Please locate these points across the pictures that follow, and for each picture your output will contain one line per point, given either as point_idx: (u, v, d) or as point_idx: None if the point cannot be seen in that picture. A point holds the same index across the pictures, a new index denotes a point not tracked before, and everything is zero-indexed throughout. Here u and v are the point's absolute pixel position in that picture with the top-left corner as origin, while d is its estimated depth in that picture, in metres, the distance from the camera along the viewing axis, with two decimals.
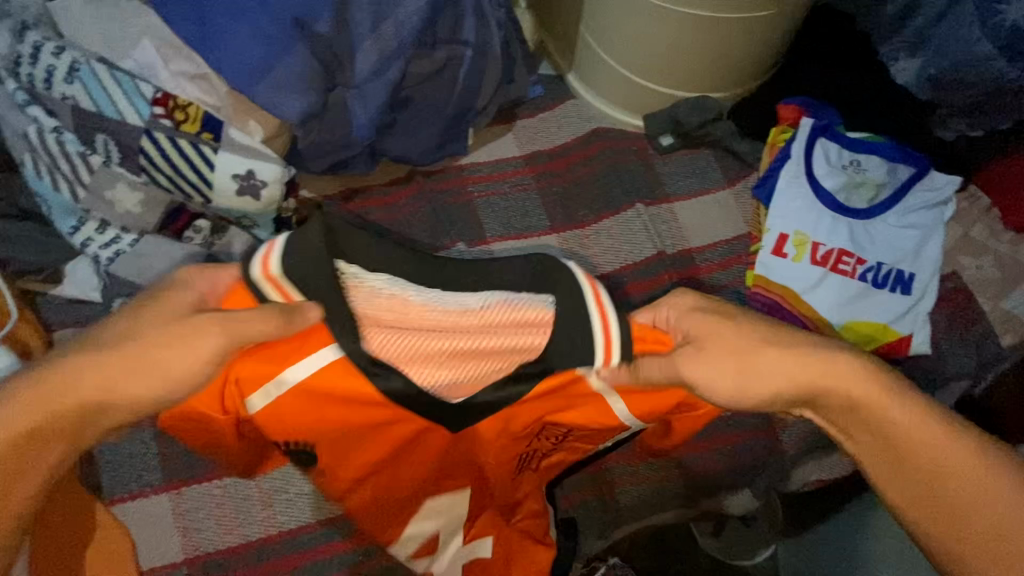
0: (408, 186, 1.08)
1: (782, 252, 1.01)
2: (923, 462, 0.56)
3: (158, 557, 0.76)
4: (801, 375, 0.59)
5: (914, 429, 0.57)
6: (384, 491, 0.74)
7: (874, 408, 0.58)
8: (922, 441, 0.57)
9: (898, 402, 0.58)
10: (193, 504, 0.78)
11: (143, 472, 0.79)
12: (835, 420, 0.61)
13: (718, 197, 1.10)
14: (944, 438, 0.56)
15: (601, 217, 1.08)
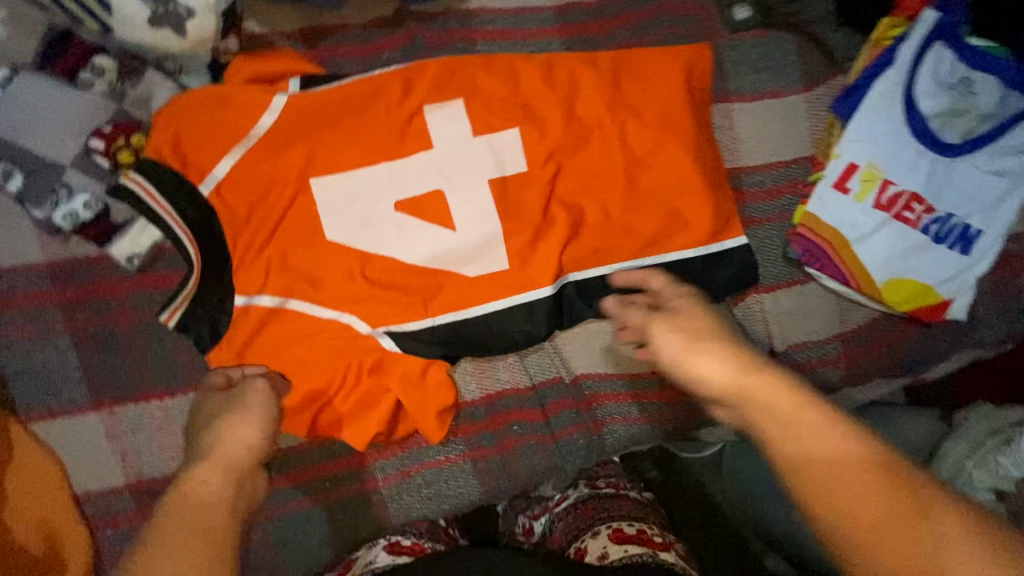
0: (396, 34, 0.80)
1: (844, 186, 0.84)
2: (839, 457, 0.45)
3: (95, 480, 0.65)
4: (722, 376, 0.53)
5: (795, 416, 0.48)
6: (534, 200, 0.77)
7: (757, 378, 0.51)
8: (795, 415, 0.48)
9: (800, 403, 0.49)
10: (128, 425, 0.66)
11: (62, 388, 0.65)
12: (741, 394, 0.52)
13: (788, 103, 0.86)
14: (848, 438, 0.46)
15: (647, 97, 0.79)
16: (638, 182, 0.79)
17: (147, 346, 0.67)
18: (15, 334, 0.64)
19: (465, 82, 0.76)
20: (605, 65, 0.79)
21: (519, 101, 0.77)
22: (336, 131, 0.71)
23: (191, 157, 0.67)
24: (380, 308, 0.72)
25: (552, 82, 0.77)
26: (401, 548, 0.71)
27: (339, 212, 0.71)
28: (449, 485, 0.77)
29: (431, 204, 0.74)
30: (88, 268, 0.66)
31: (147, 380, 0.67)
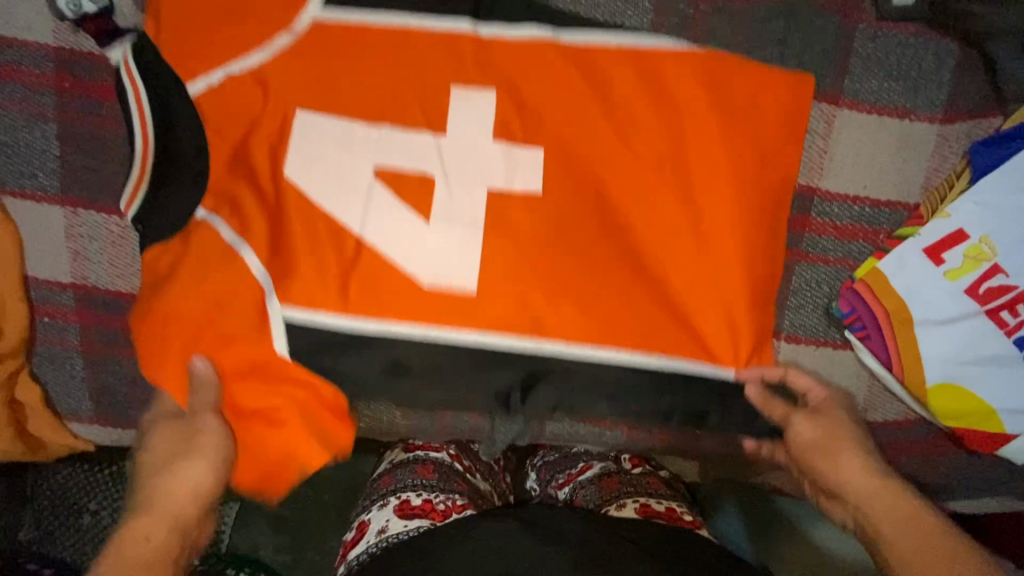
0: None
1: (939, 256, 0.66)
2: (920, 541, 0.52)
3: (44, 269, 0.67)
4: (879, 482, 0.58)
5: (914, 524, 0.54)
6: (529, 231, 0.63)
7: (881, 481, 0.58)
8: (908, 516, 0.54)
9: (916, 507, 0.55)
10: (86, 231, 0.67)
11: (36, 172, 0.65)
12: (855, 498, 0.58)
13: (913, 131, 0.68)
14: (932, 538, 0.52)
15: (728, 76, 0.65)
16: (662, 251, 0.64)
17: (122, 161, 0.66)
18: (7, 108, 0.65)
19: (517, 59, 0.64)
20: (688, 91, 0.64)
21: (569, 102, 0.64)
22: (355, 59, 0.62)
23: (188, 53, 0.62)
24: (304, 272, 0.61)
25: (617, 86, 0.64)
26: (412, 509, 0.76)
27: (314, 159, 0.62)
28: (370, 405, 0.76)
29: (414, 190, 0.63)
30: (89, 63, 0.65)
31: (111, 193, 0.67)
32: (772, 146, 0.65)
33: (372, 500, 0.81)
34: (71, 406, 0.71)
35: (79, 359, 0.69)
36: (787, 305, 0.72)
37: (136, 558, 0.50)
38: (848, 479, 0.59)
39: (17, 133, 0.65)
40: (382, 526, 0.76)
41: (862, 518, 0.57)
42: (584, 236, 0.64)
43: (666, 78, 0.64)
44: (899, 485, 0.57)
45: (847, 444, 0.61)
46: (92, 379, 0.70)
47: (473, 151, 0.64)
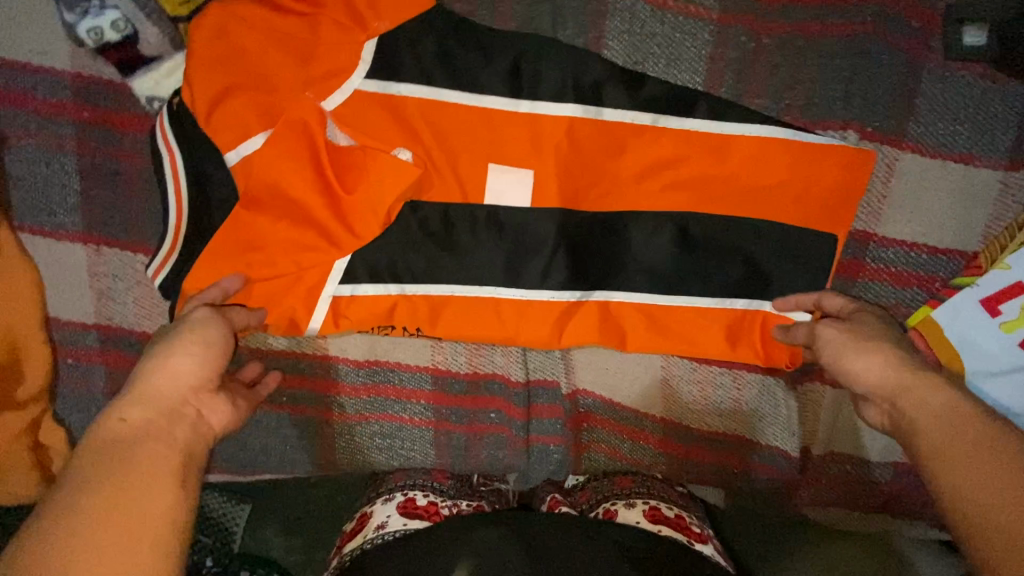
0: None
1: (996, 307, 0.65)
2: (961, 433, 0.45)
3: (68, 310, 0.64)
4: (909, 383, 0.51)
5: (960, 417, 0.46)
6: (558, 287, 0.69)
7: (909, 373, 0.52)
8: (943, 407, 0.48)
9: (946, 393, 0.49)
10: (111, 270, 0.63)
11: (56, 209, 0.62)
12: (895, 392, 0.51)
13: (977, 177, 0.65)
14: (973, 431, 0.45)
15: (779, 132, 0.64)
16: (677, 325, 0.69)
17: (147, 197, 0.63)
18: (26, 140, 0.61)
19: (555, 137, 0.65)
20: (728, 170, 0.65)
21: (603, 183, 0.67)
22: (401, 132, 0.64)
23: (221, 115, 0.60)
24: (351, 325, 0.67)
25: (652, 166, 0.66)
26: (415, 510, 0.70)
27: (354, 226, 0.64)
28: (405, 444, 0.74)
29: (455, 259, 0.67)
30: (111, 94, 0.61)
31: (137, 231, 0.63)
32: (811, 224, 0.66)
33: (378, 492, 0.74)
34: None
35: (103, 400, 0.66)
36: None
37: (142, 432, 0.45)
38: (880, 376, 0.53)
39: (37, 166, 0.62)
40: (381, 522, 0.69)
41: (905, 403, 0.50)
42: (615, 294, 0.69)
43: (707, 157, 0.65)
44: (927, 376, 0.51)
45: (888, 347, 0.55)
46: None
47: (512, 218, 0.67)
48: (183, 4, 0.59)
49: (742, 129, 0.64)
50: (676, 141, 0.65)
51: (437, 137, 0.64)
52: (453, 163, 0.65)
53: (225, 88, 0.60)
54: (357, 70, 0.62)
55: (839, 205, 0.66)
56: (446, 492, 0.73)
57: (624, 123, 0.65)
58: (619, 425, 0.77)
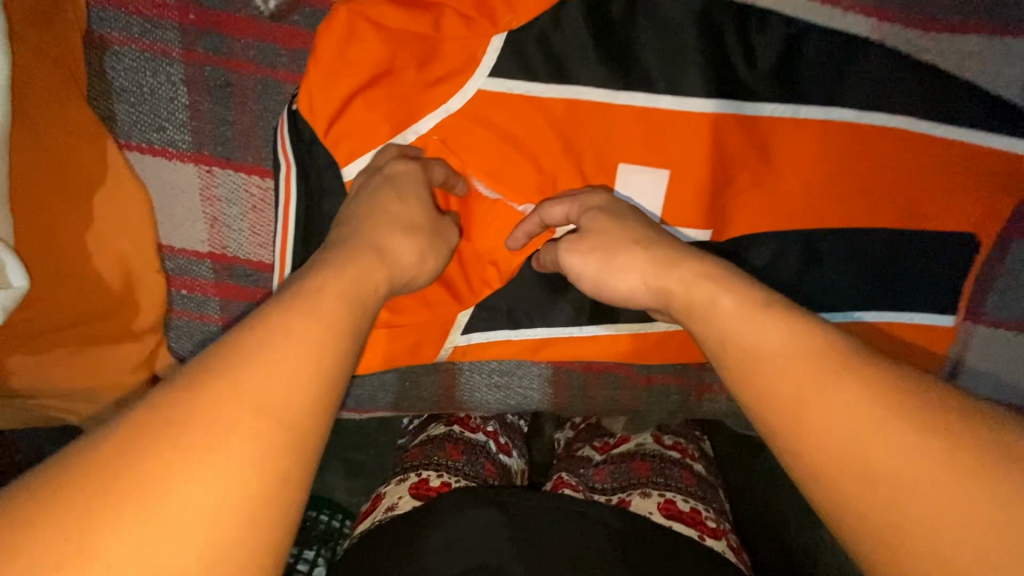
0: None
1: None
2: (787, 371, 0.37)
3: (181, 237, 0.60)
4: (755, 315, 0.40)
5: (778, 359, 0.38)
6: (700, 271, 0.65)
7: (711, 286, 0.43)
8: (774, 351, 0.38)
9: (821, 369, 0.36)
10: (224, 193, 0.58)
11: (166, 125, 0.57)
12: (698, 311, 0.43)
13: None
14: (879, 415, 0.34)
15: (936, 130, 0.59)
16: None
17: (261, 112, 0.57)
18: (130, 45, 0.55)
19: (693, 137, 0.59)
20: (883, 157, 0.60)
21: (737, 188, 0.62)
22: (530, 135, 0.59)
23: (338, 124, 0.55)
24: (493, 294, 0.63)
25: (816, 85, 0.58)
26: (428, 492, 0.66)
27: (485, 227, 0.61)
28: (522, 382, 0.71)
29: None
30: None
31: (250, 149, 0.58)
32: (955, 222, 0.62)
33: (395, 471, 0.72)
34: None
35: (218, 331, 0.63)
36: (994, 286, 0.65)
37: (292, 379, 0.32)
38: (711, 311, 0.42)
39: (141, 77, 0.56)
40: (392, 504, 0.66)
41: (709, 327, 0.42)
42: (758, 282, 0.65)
43: (874, 90, 0.58)
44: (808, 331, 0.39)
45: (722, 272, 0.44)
46: None
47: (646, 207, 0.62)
48: None
49: (900, 125, 0.59)
50: (849, 47, 0.57)
51: (562, 138, 0.60)
52: (580, 163, 0.61)
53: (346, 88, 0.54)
54: (481, 66, 0.57)
55: (988, 208, 0.61)
56: (462, 470, 0.69)
57: (772, 119, 0.59)
58: None
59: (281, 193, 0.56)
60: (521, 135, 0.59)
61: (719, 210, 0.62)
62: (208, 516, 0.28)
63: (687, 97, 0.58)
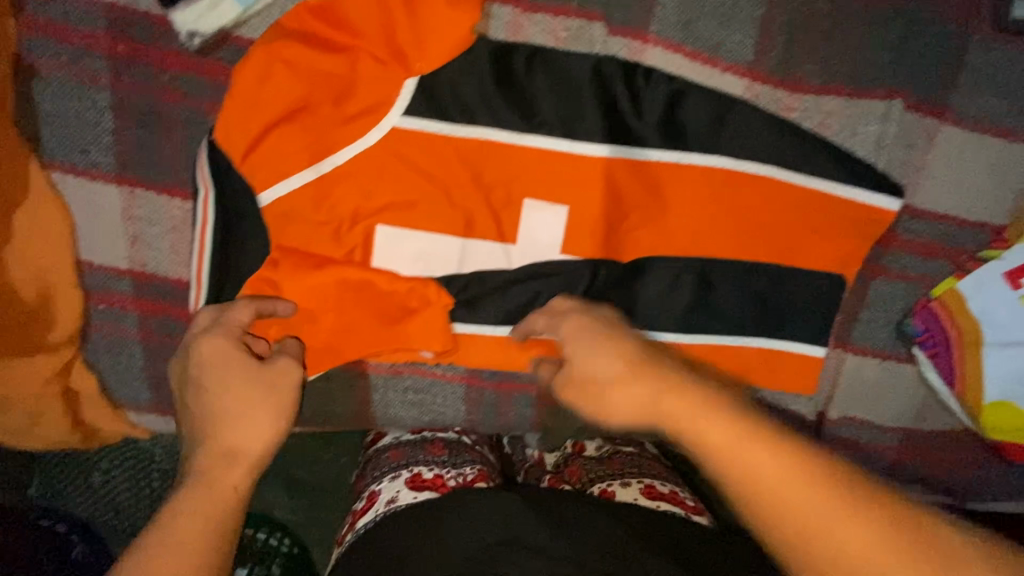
0: None
1: (1018, 280, 0.67)
2: (637, 396, 0.46)
3: (99, 254, 0.62)
4: (628, 364, 0.48)
5: (643, 409, 0.46)
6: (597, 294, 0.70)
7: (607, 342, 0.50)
8: (628, 397, 0.47)
9: (681, 387, 0.45)
10: (146, 214, 0.61)
11: (90, 147, 0.59)
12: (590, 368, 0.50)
13: (1009, 152, 0.67)
14: (721, 415, 0.41)
15: (800, 181, 0.66)
16: (685, 361, 0.75)
17: (184, 138, 0.60)
18: (59, 72, 0.58)
19: (588, 176, 0.66)
20: (758, 198, 0.67)
21: (631, 224, 0.69)
22: (439, 167, 0.65)
23: (255, 153, 0.59)
24: (408, 308, 0.66)
25: (696, 134, 0.65)
26: (423, 483, 0.66)
27: (397, 249, 0.66)
28: (437, 401, 0.75)
29: (494, 276, 0.69)
30: (147, 28, 0.58)
31: (172, 173, 0.61)
32: (822, 260, 0.69)
33: (382, 471, 0.70)
34: (127, 395, 0.67)
35: (136, 345, 0.65)
36: (859, 317, 0.73)
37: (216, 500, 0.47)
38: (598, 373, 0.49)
39: (68, 102, 0.59)
40: (392, 498, 0.65)
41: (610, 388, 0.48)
42: (649, 304, 0.71)
43: (747, 140, 0.65)
44: (682, 385, 0.45)
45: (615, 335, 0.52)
46: (149, 367, 0.66)
47: (546, 234, 0.68)
48: None
49: (770, 172, 0.66)
50: (723, 103, 0.65)
51: (470, 171, 0.65)
52: (486, 193, 0.67)
53: (264, 121, 0.59)
54: (394, 105, 0.62)
55: (851, 250, 0.68)
56: (448, 462, 0.70)
57: (659, 164, 0.66)
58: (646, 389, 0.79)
59: (199, 213, 0.60)
60: (432, 168, 0.65)
61: (613, 240, 0.69)
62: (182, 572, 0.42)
63: (581, 141, 0.64)
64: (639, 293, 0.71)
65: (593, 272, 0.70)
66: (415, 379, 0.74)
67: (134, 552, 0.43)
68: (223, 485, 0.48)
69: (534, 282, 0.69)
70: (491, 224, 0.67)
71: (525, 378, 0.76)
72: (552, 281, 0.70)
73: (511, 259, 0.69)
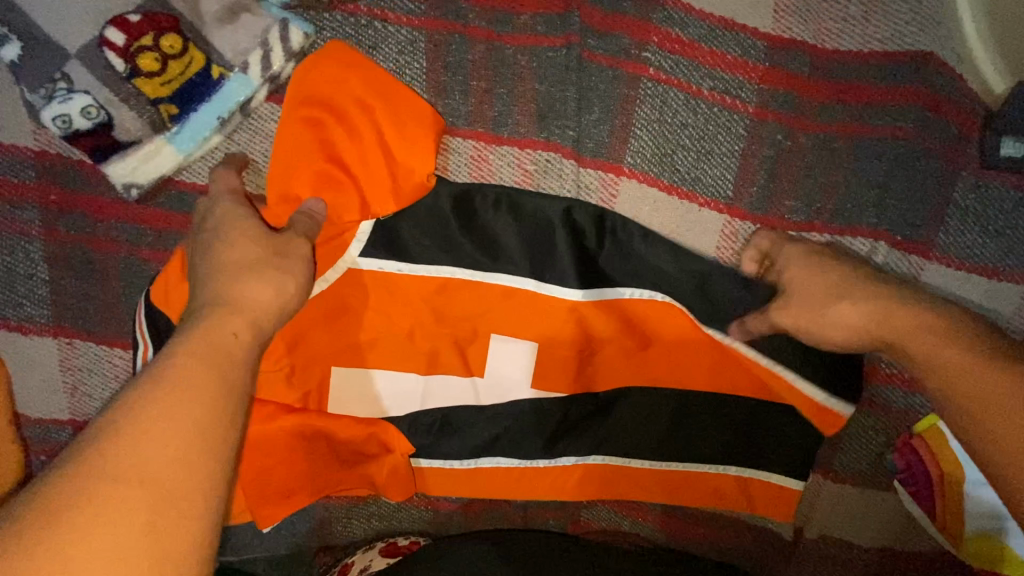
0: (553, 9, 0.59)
1: None
2: (940, 356, 0.47)
3: (41, 406, 0.59)
4: (932, 328, 0.49)
5: (943, 359, 0.47)
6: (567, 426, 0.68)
7: (889, 310, 0.51)
8: (934, 350, 0.47)
9: (948, 332, 0.48)
10: (87, 365, 0.58)
11: (23, 301, 0.56)
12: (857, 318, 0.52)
13: (998, 292, 0.63)
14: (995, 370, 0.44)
15: None
16: (660, 487, 0.72)
17: (124, 288, 0.57)
18: None
19: (557, 314, 0.63)
20: None
21: (606, 360, 0.65)
22: (400, 305, 0.61)
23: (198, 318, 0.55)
24: (367, 451, 0.63)
25: (671, 272, 0.61)
26: (398, 549, 0.70)
27: (357, 389, 0.63)
28: (401, 524, 0.74)
29: (457, 412, 0.66)
30: (83, 178, 0.54)
31: (111, 324, 0.57)
32: (804, 396, 0.66)
33: (351, 548, 0.73)
34: None
35: None
36: (838, 446, 0.71)
37: (216, 354, 0.39)
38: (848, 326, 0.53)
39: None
40: (364, 567, 0.68)
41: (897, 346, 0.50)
42: (621, 434, 0.69)
43: (726, 280, 0.61)
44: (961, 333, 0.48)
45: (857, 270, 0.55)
46: None
47: (515, 370, 0.65)
48: (165, 88, 0.52)
49: None
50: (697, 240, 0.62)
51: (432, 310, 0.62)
52: (450, 330, 0.63)
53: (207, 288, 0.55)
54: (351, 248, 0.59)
55: (834, 388, 0.65)
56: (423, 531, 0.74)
57: (630, 301, 0.63)
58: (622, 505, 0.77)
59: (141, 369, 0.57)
60: (392, 307, 0.61)
61: (584, 373, 0.66)
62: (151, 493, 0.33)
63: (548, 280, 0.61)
64: (611, 424, 0.68)
65: (562, 405, 0.67)
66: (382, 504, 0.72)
67: (79, 465, 0.32)
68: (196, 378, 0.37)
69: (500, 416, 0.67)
70: (456, 360, 0.64)
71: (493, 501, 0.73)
72: (519, 416, 0.67)
73: (478, 395, 0.66)
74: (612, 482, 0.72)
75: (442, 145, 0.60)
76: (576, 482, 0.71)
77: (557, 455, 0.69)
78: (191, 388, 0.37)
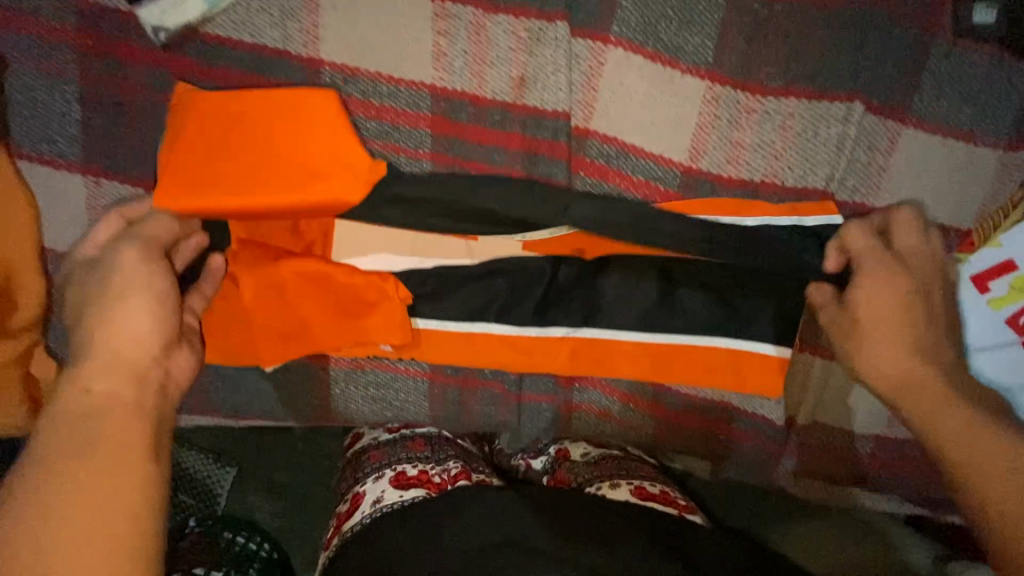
0: None
1: (985, 284, 0.67)
2: (926, 402, 0.59)
3: (63, 241, 0.63)
4: (919, 356, 0.60)
5: (929, 394, 0.59)
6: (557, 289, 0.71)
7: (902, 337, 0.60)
8: (920, 386, 0.59)
9: (937, 387, 0.59)
10: (109, 202, 0.63)
11: (56, 137, 0.61)
12: (867, 329, 0.61)
13: (974, 155, 0.66)
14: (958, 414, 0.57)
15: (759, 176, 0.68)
16: (651, 363, 0.74)
17: (147, 129, 0.61)
18: (27, 64, 0.59)
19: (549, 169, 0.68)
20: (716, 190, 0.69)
21: (596, 224, 0.69)
22: (400, 159, 0.66)
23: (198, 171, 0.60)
24: (366, 300, 0.66)
25: None
26: (407, 481, 0.76)
27: (359, 238, 0.67)
28: (397, 397, 0.75)
29: (452, 270, 0.69)
30: (116, 22, 0.59)
31: (133, 163, 0.62)
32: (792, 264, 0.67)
33: (367, 473, 0.80)
34: None
35: None
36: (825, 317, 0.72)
37: (85, 415, 0.49)
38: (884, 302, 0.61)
39: (37, 92, 0.60)
40: (376, 497, 0.75)
41: (889, 394, 0.61)
42: (611, 302, 0.71)
43: None
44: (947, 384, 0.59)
45: (881, 257, 0.62)
46: None
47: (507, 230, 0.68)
48: None
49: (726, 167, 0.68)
50: (679, 103, 0.66)
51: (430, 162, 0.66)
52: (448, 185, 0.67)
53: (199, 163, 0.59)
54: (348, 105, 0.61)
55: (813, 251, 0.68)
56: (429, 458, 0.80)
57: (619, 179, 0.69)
58: (615, 391, 0.78)
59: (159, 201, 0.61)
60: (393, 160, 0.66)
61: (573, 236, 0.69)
62: (88, 499, 0.45)
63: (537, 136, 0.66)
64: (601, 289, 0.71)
65: (552, 267, 0.70)
66: (379, 375, 0.74)
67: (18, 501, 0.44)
68: (126, 416, 0.50)
69: (492, 278, 0.69)
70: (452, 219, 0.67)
71: (487, 376, 0.75)
72: (511, 277, 0.69)
73: (472, 253, 0.69)
74: (604, 356, 0.73)
75: (444, 11, 0.62)
76: (567, 355, 0.73)
77: (548, 324, 0.72)
78: (120, 432, 0.49)
